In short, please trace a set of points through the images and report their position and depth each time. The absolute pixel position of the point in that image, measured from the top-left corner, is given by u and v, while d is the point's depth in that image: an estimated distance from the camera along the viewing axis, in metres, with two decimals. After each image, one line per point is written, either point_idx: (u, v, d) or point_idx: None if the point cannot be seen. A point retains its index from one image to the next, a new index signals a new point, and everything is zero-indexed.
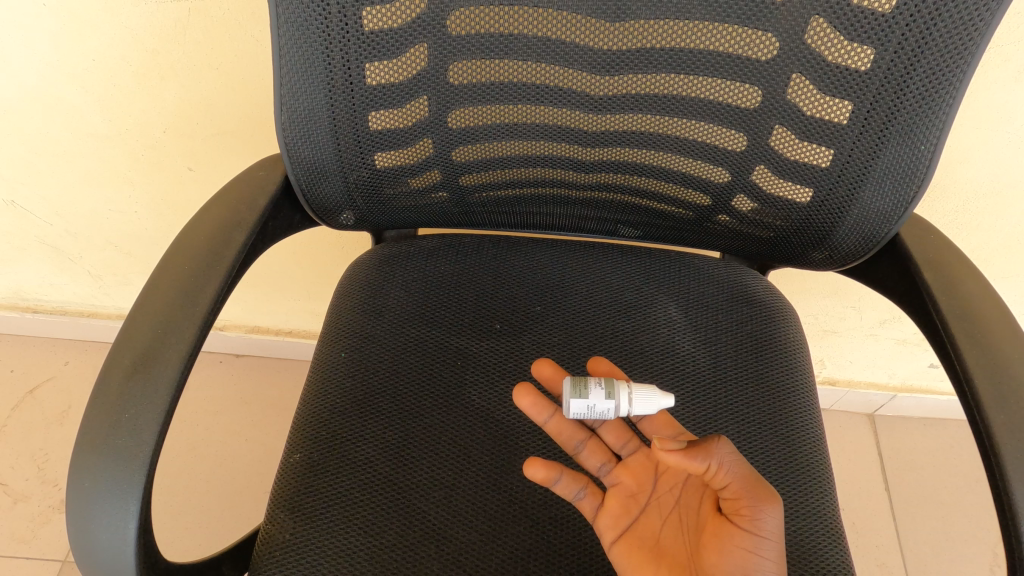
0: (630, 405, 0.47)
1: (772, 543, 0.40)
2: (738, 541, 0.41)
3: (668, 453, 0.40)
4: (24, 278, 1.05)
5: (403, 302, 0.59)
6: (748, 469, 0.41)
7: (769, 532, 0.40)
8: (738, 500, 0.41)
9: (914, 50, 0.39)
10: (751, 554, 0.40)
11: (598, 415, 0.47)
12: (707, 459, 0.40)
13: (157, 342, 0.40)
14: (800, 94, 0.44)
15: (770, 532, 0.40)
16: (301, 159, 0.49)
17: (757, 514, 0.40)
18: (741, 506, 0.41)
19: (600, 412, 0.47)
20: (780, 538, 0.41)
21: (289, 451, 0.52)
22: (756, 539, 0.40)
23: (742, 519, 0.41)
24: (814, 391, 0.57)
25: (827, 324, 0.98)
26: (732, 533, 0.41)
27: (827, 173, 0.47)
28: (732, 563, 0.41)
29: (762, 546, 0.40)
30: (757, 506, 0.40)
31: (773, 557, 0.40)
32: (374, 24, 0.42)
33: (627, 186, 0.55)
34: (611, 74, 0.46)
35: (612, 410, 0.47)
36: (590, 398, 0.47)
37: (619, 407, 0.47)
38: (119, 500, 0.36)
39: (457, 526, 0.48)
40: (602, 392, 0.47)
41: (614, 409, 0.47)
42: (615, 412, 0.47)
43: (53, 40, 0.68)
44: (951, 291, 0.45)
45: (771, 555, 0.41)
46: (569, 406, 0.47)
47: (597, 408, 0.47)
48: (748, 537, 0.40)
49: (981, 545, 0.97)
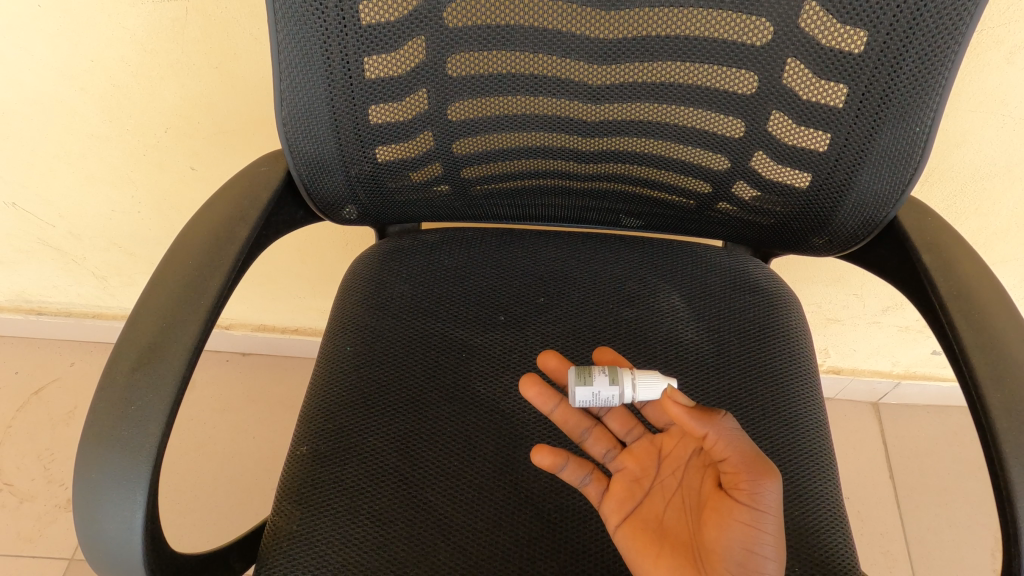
0: (634, 390, 0.48)
1: (770, 517, 0.41)
2: (737, 514, 0.42)
3: (675, 404, 0.43)
4: (29, 280, 1.05)
5: (407, 294, 0.60)
6: (748, 445, 0.42)
7: (769, 506, 0.41)
8: (737, 474, 0.42)
9: (905, 31, 0.40)
10: (750, 527, 0.41)
11: (603, 402, 0.48)
12: (708, 425, 0.42)
13: (162, 334, 0.40)
14: (796, 79, 0.44)
15: (769, 506, 0.41)
16: (303, 154, 0.50)
17: (756, 488, 0.41)
18: (740, 480, 0.42)
19: (605, 398, 0.48)
20: (779, 513, 0.42)
21: (297, 443, 0.52)
22: (755, 513, 0.41)
23: (741, 493, 0.42)
24: (816, 378, 0.57)
25: (830, 312, 0.98)
26: (732, 507, 0.42)
27: (825, 157, 0.47)
28: (732, 536, 0.42)
29: (761, 520, 0.41)
30: (756, 480, 0.41)
31: (773, 533, 0.41)
32: (370, 18, 0.43)
33: (628, 176, 0.55)
34: (608, 62, 0.46)
35: (617, 396, 0.48)
36: (594, 385, 0.48)
37: (623, 392, 0.48)
38: (127, 489, 0.36)
39: (464, 516, 0.48)
40: (606, 378, 0.48)
41: (618, 395, 0.48)
42: (621, 398, 0.48)
43: (51, 42, 0.68)
44: (950, 273, 0.46)
45: (771, 530, 0.41)
46: (574, 394, 0.48)
47: (601, 395, 0.48)
48: (747, 510, 0.42)
49: (983, 531, 0.98)
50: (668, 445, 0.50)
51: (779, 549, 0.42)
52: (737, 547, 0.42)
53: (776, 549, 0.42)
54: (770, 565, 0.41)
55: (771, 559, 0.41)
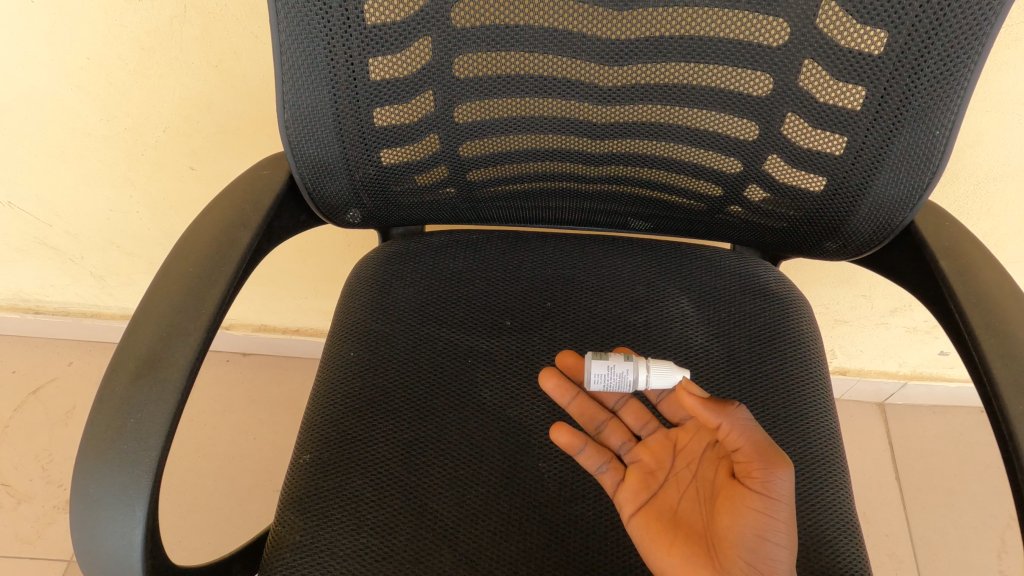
0: (648, 370, 0.49)
1: (783, 505, 0.41)
2: (749, 502, 0.42)
3: (689, 396, 0.43)
4: (27, 279, 1.04)
5: (411, 299, 0.59)
6: (761, 435, 0.42)
7: (781, 494, 0.41)
8: (749, 462, 0.42)
9: (927, 32, 0.38)
10: (762, 514, 0.41)
11: (618, 377, 0.48)
12: (721, 416, 0.42)
13: (161, 344, 0.39)
14: (813, 81, 0.43)
15: (781, 494, 0.41)
16: (306, 158, 0.49)
17: (768, 476, 0.41)
18: (752, 468, 0.42)
19: (620, 373, 0.48)
20: (792, 500, 0.41)
21: (300, 452, 0.51)
22: (768, 501, 0.41)
23: (753, 481, 0.42)
24: (829, 385, 0.56)
25: (838, 314, 0.97)
26: (744, 495, 0.42)
27: (841, 161, 0.46)
28: (745, 524, 0.42)
29: (773, 507, 0.41)
30: (767, 469, 0.41)
31: (786, 520, 0.41)
32: (376, 18, 0.41)
33: (638, 179, 0.54)
34: (619, 64, 0.45)
35: (631, 372, 0.49)
36: (609, 358, 0.49)
37: (637, 367, 0.49)
38: (124, 507, 0.35)
39: (471, 525, 0.47)
40: (621, 356, 0.50)
41: (633, 370, 0.49)
42: (635, 376, 0.49)
43: (46, 40, 0.67)
44: (969, 280, 0.45)
45: (784, 518, 0.41)
46: (590, 366, 0.49)
47: (617, 368, 0.49)
48: (759, 498, 0.41)
49: (990, 532, 0.97)
50: (683, 439, 0.50)
51: (791, 537, 0.41)
52: (750, 534, 0.41)
53: (789, 537, 0.41)
54: (783, 552, 0.41)
55: (783, 546, 0.41)
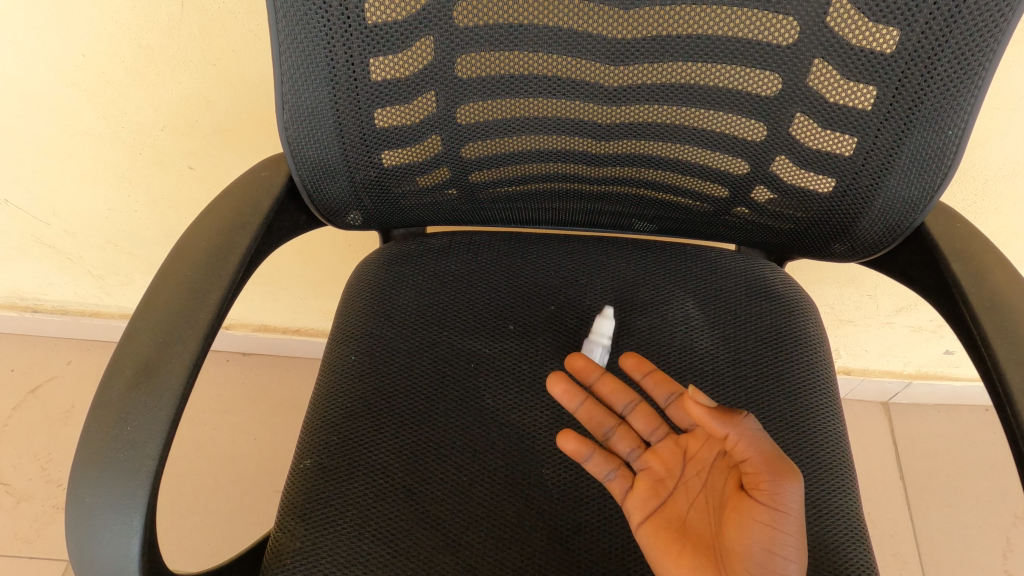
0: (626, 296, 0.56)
1: (792, 518, 0.40)
2: (757, 514, 0.41)
3: (696, 404, 0.42)
4: (25, 278, 1.04)
5: (413, 301, 0.58)
6: (769, 447, 0.41)
7: (790, 507, 0.40)
8: (758, 474, 0.41)
9: (941, 31, 0.38)
10: (770, 528, 0.40)
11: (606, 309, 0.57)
12: (729, 427, 0.41)
13: (159, 351, 0.38)
14: (822, 81, 0.42)
15: (790, 507, 0.40)
16: (306, 160, 0.48)
17: (778, 489, 0.40)
18: (760, 480, 0.41)
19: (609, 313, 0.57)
20: (800, 513, 0.40)
21: (300, 457, 0.51)
22: (775, 514, 0.40)
23: (761, 493, 0.41)
24: (836, 389, 0.55)
25: (842, 313, 0.96)
26: (752, 507, 0.41)
27: (851, 162, 0.45)
28: (753, 537, 0.41)
29: (782, 521, 0.40)
30: (776, 481, 0.40)
31: (794, 533, 0.40)
32: (376, 17, 0.41)
33: (642, 180, 0.53)
34: (625, 64, 0.44)
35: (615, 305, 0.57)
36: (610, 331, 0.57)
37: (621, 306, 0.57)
38: (121, 517, 0.35)
39: (474, 531, 0.47)
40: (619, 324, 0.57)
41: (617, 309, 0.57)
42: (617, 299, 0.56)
43: (42, 37, 0.66)
44: (981, 283, 0.44)
45: (792, 532, 0.40)
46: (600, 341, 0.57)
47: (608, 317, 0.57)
48: (767, 511, 0.40)
49: (994, 532, 0.97)
50: (692, 447, 0.49)
51: (800, 551, 0.40)
52: (758, 547, 0.40)
53: (797, 551, 0.40)
54: (791, 566, 0.40)
55: (791, 560, 0.40)
